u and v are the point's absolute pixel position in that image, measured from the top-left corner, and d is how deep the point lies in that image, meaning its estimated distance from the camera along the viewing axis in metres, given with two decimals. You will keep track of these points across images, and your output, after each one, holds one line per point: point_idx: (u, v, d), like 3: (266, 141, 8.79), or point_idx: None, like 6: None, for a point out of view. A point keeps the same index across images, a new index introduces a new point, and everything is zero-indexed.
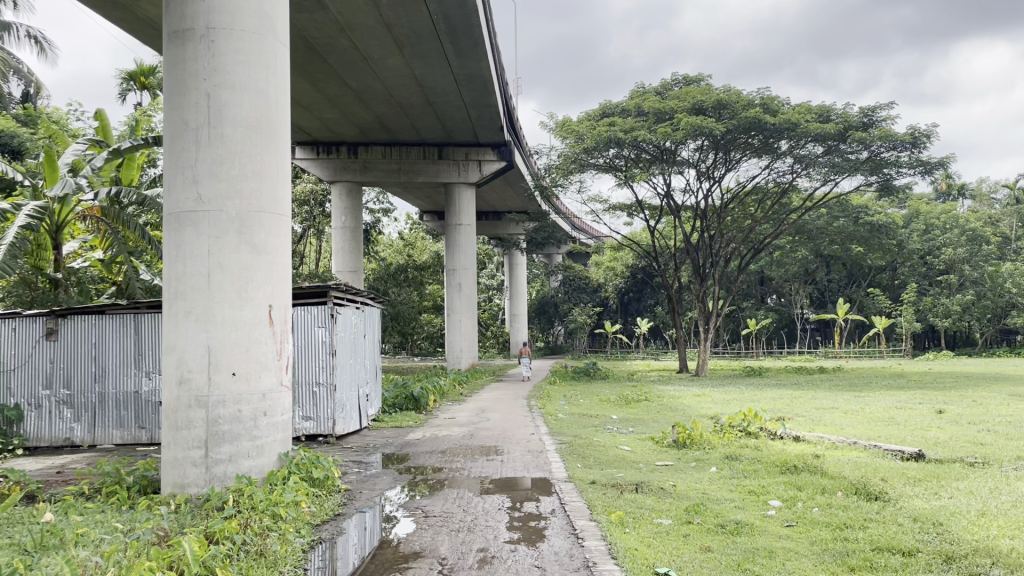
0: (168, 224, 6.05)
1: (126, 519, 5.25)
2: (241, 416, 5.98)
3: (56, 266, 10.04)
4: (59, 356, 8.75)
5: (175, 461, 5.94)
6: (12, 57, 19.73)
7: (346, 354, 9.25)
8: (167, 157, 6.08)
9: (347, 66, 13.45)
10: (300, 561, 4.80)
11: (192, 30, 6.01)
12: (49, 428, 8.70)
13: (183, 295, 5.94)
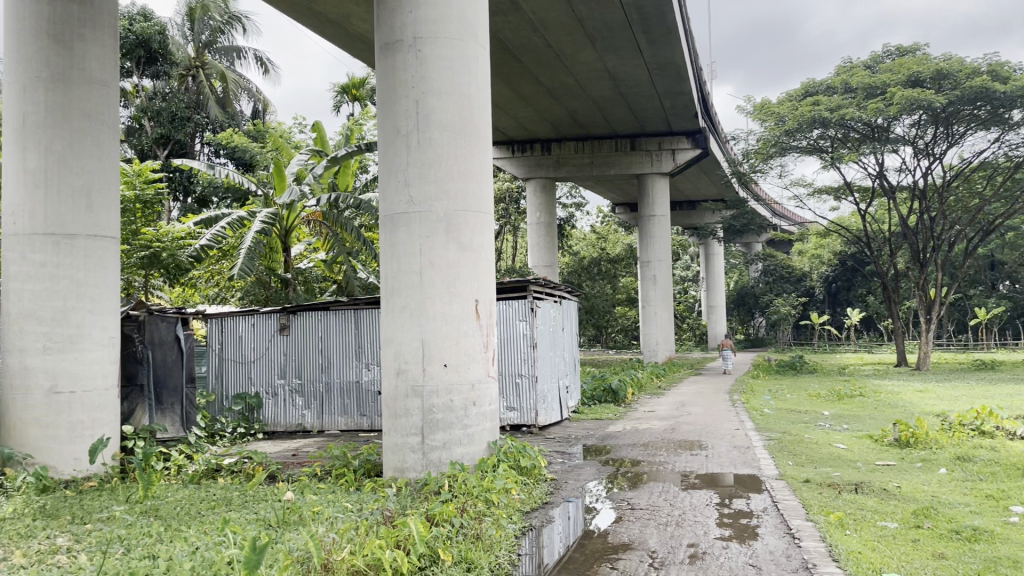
0: (384, 225, 6.45)
1: (354, 499, 5.66)
2: (453, 405, 6.26)
3: (286, 266, 11.04)
4: (291, 349, 9.59)
5: (395, 447, 6.34)
6: (244, 79, 21.95)
7: (546, 347, 9.44)
8: (382, 163, 6.49)
9: (540, 64, 13.68)
10: (514, 547, 4.95)
11: (401, 41, 6.36)
12: (284, 414, 9.56)
13: (398, 291, 6.32)
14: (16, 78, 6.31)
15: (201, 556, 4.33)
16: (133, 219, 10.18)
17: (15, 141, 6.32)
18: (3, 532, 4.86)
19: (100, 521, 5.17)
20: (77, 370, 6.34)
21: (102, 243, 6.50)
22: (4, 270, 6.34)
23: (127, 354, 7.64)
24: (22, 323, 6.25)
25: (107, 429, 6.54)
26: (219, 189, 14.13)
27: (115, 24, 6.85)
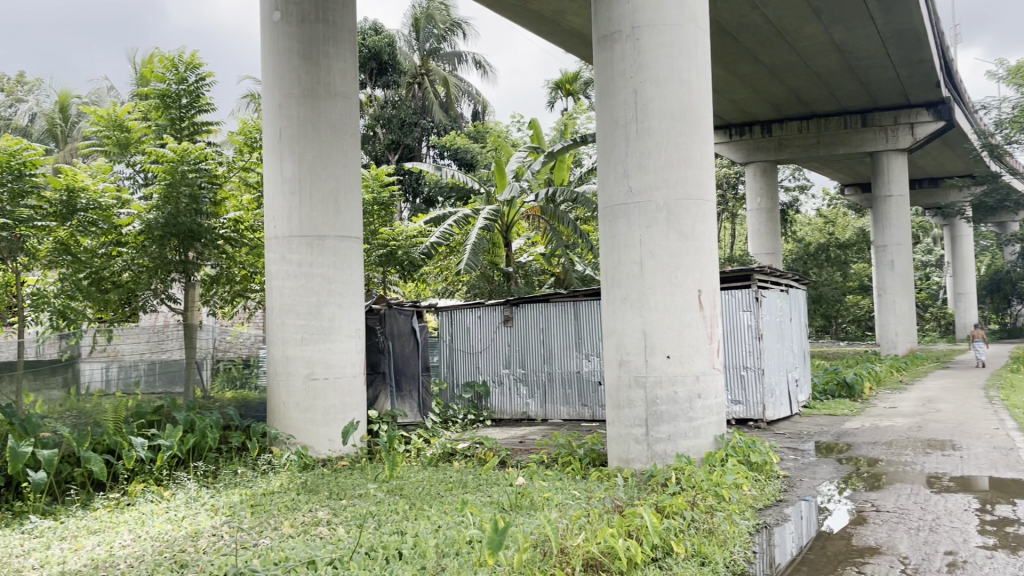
0: (605, 217, 6.49)
1: (581, 487, 5.75)
2: (677, 397, 6.15)
3: (508, 261, 11.50)
4: (514, 339, 9.93)
5: (619, 437, 6.36)
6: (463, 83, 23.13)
7: (773, 338, 9.09)
8: (602, 154, 6.53)
9: (760, 43, 13.13)
10: (748, 544, 4.78)
11: (619, 32, 6.35)
12: (509, 403, 9.91)
13: (619, 282, 6.33)
14: (273, 97, 7.02)
15: (443, 534, 4.61)
16: (371, 220, 10.41)
17: (273, 153, 7.04)
18: (274, 503, 5.47)
19: (355, 497, 5.65)
20: (329, 359, 6.96)
21: (347, 243, 7.11)
22: (268, 269, 7.10)
23: (372, 344, 8.28)
24: (283, 316, 6.96)
25: (355, 413, 7.14)
26: (444, 190, 14.92)
27: (354, 40, 7.42)
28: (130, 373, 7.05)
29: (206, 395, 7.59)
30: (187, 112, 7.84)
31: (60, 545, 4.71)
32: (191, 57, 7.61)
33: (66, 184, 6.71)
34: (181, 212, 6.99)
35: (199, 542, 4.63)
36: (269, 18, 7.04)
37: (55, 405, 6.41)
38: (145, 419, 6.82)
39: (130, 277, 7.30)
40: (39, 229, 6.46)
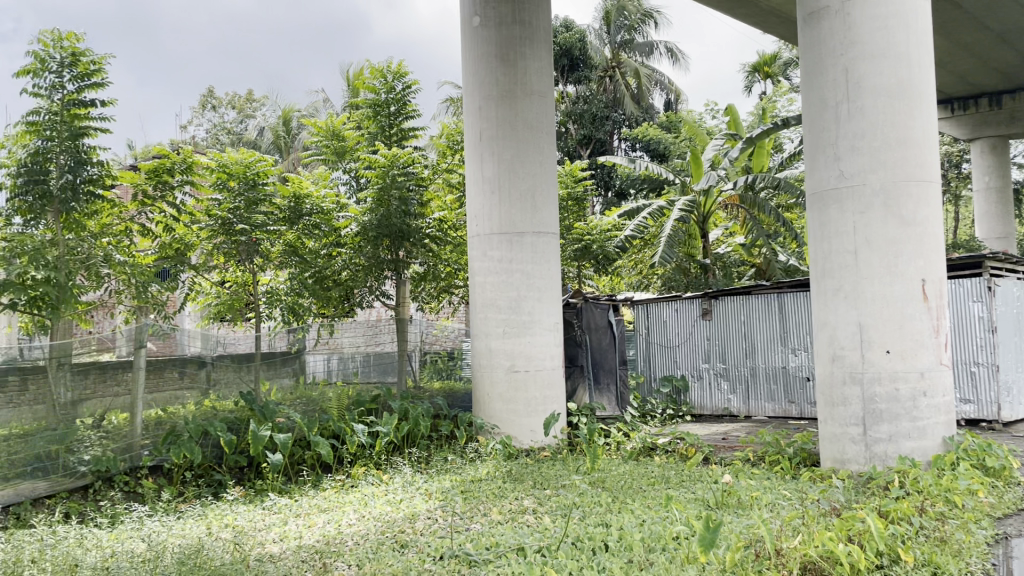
0: (813, 204, 6.16)
1: (792, 487, 5.48)
2: (899, 396, 5.73)
3: (705, 252, 11.30)
4: (714, 333, 9.71)
5: (833, 437, 6.03)
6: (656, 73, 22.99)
7: (1008, 331, 8.26)
8: (809, 138, 6.20)
9: (988, 6, 11.91)
10: (988, 556, 4.32)
11: (827, 7, 5.98)
12: (710, 398, 9.72)
13: (831, 273, 6.00)
14: (474, 99, 7.29)
15: (649, 529, 4.57)
16: (565, 215, 10.11)
17: (474, 154, 7.32)
18: (482, 490, 5.68)
19: (561, 487, 5.71)
20: (531, 353, 7.13)
21: (545, 239, 7.24)
22: (471, 266, 7.40)
23: (569, 338, 8.26)
24: (486, 311, 7.22)
25: (555, 405, 7.28)
26: (637, 182, 14.79)
27: (549, 38, 7.52)
28: (349, 363, 7.63)
29: (416, 385, 8.04)
30: (396, 119, 8.36)
31: (295, 521, 5.16)
32: (398, 66, 8.11)
33: (293, 193, 7.43)
34: (392, 213, 7.47)
35: (415, 525, 4.90)
36: (469, 24, 7.32)
37: (287, 393, 7.12)
38: (364, 406, 7.39)
39: (348, 276, 7.77)
40: (271, 232, 7.30)
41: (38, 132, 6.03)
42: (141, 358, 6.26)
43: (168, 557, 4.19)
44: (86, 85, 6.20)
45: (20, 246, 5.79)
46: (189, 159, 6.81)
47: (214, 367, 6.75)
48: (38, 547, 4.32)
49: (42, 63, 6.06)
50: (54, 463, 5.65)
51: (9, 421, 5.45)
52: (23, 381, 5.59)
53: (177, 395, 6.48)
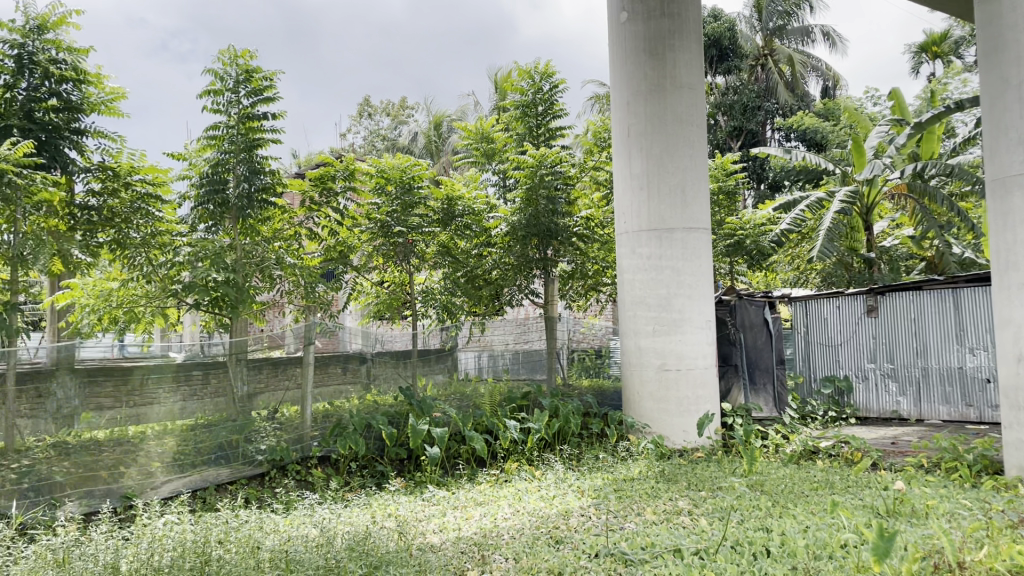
0: (994, 191, 5.69)
1: (973, 497, 5.08)
2: None
3: (869, 246, 10.67)
4: (880, 331, 9.16)
5: (1020, 444, 5.55)
6: (812, 59, 22.10)
7: None
8: (988, 121, 5.73)
9: None
10: None
11: None
12: (877, 400, 9.18)
13: (1015, 266, 5.52)
14: (622, 95, 7.25)
15: (814, 535, 4.37)
16: (716, 210, 9.80)
17: (622, 150, 7.28)
18: (635, 489, 5.59)
19: (719, 489, 5.56)
20: (682, 351, 7.01)
21: (696, 235, 7.09)
22: (620, 263, 7.37)
23: (722, 336, 8.13)
24: (635, 309, 7.17)
25: (708, 405, 7.13)
26: (793, 173, 14.21)
27: (700, 29, 7.33)
28: (498, 360, 7.77)
29: (566, 383, 8.12)
30: (543, 119, 8.45)
31: (453, 513, 5.32)
32: (546, 66, 8.16)
33: (446, 195, 7.68)
34: (540, 213, 7.57)
35: (570, 521, 4.91)
36: (616, 20, 7.27)
37: (442, 389, 7.41)
38: (516, 402, 7.63)
39: (498, 275, 7.88)
40: (426, 234, 7.65)
41: (218, 144, 6.55)
42: (310, 354, 6.67)
43: (339, 543, 4.41)
44: (259, 100, 6.65)
45: (203, 251, 6.25)
46: (350, 166, 7.18)
47: (374, 363, 7.07)
48: (224, 527, 4.65)
49: (221, 81, 6.55)
50: (234, 452, 6.11)
51: (195, 412, 5.90)
52: (205, 375, 5.98)
53: (342, 389, 6.84)
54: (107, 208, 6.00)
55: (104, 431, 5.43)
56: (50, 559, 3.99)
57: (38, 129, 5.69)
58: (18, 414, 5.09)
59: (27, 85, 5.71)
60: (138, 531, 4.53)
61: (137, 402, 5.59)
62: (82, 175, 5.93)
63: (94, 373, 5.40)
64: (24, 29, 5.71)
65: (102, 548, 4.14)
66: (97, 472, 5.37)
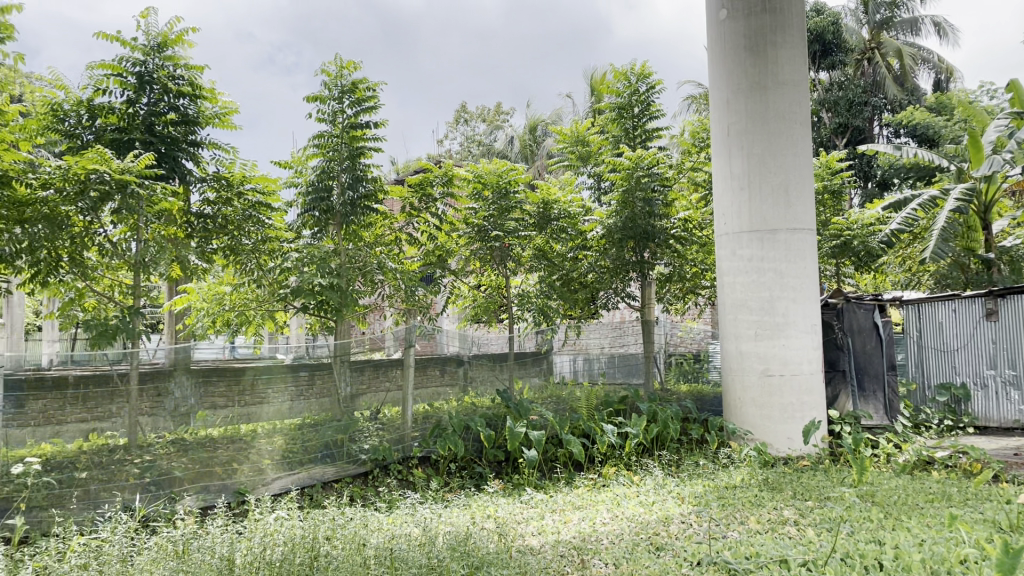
0: None
1: None
2: None
3: (988, 246, 10.08)
4: (1002, 336, 8.58)
5: None
6: (922, 51, 21.19)
7: None
8: None
9: None
10: None
11: None
12: (998, 410, 8.61)
13: None
14: (722, 94, 7.11)
15: (931, 549, 4.14)
16: (821, 210, 9.47)
17: (722, 150, 7.14)
18: (738, 497, 5.44)
19: (827, 500, 5.37)
20: (786, 355, 6.81)
21: (800, 236, 6.88)
22: (720, 266, 7.24)
23: (828, 341, 7.94)
24: (737, 312, 7.02)
25: (815, 412, 6.90)
26: (905, 171, 13.65)
27: (804, 24, 7.11)
28: (594, 364, 7.82)
29: (664, 388, 8.02)
30: (640, 120, 8.37)
31: (552, 516, 5.32)
32: (642, 67, 8.16)
33: (542, 199, 7.71)
34: (636, 215, 7.51)
35: (671, 528, 4.83)
36: (716, 17, 7.14)
37: (538, 392, 7.43)
38: (612, 407, 7.48)
39: (594, 278, 7.95)
40: (522, 238, 7.63)
41: (324, 152, 6.80)
42: (410, 356, 6.82)
43: (441, 542, 4.46)
44: (362, 110, 6.82)
45: (309, 256, 6.55)
46: (449, 172, 7.35)
47: (471, 366, 7.16)
48: (330, 525, 4.76)
49: (327, 91, 6.77)
50: (339, 451, 6.31)
51: (303, 412, 6.11)
52: (311, 375, 6.20)
53: (440, 391, 6.97)
54: (222, 216, 6.28)
55: (218, 429, 5.67)
56: (171, 550, 4.18)
57: (158, 142, 6.04)
58: (141, 411, 5.39)
59: (148, 101, 6.05)
60: (251, 526, 4.68)
61: (249, 401, 5.83)
62: (198, 185, 6.25)
63: (208, 373, 5.66)
64: (146, 47, 6.04)
65: (218, 541, 4.31)
66: (212, 467, 5.62)
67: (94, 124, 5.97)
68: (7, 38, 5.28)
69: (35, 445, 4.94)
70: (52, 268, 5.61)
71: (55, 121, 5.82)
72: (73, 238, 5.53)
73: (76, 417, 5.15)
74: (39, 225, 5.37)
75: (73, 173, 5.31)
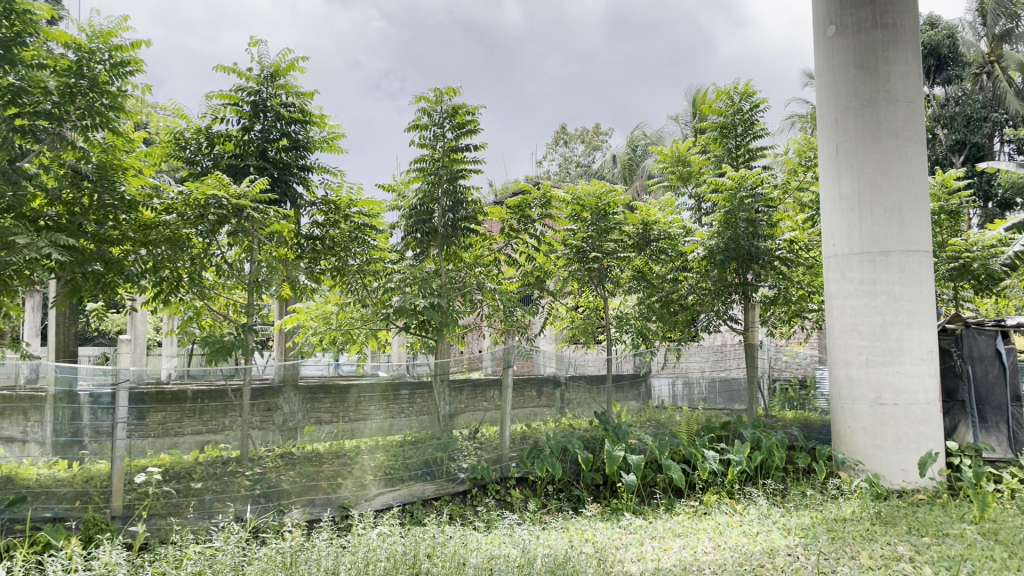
0: None
1: None
2: None
3: None
4: None
5: None
6: None
7: None
8: None
9: None
10: None
11: None
12: None
13: None
14: (830, 112, 6.91)
15: None
16: (937, 231, 9.07)
17: (831, 169, 6.92)
18: (848, 531, 5.20)
19: (946, 536, 5.08)
20: (900, 384, 6.52)
21: (915, 258, 6.58)
22: (828, 288, 7.00)
23: (946, 369, 7.53)
24: (846, 337, 6.77)
25: (932, 443, 6.56)
26: None
27: (918, 39, 6.85)
28: (695, 389, 7.66)
29: (768, 414, 7.81)
30: (743, 139, 8.21)
31: (651, 544, 5.21)
32: (745, 86, 8.01)
33: (642, 220, 7.65)
34: (739, 236, 7.35)
35: (776, 560, 4.65)
36: (824, 34, 6.97)
37: (636, 415, 7.36)
38: (715, 433, 7.29)
39: (694, 300, 7.81)
40: (621, 259, 7.56)
41: (424, 176, 6.96)
42: (508, 376, 6.82)
43: (539, 564, 4.42)
44: (463, 133, 6.94)
45: (413, 277, 6.68)
46: (547, 194, 7.47)
47: (569, 388, 7.13)
48: (430, 543, 4.78)
49: (427, 117, 6.93)
50: (439, 469, 6.38)
51: (404, 429, 6.23)
52: (412, 394, 6.30)
53: (537, 411, 6.96)
54: (329, 238, 6.52)
55: (324, 444, 5.83)
56: (279, 562, 4.27)
57: (272, 167, 6.30)
58: (252, 425, 5.63)
59: (261, 128, 6.33)
60: (353, 540, 4.74)
61: (352, 418, 5.98)
62: (308, 208, 6.51)
63: (315, 390, 5.83)
64: (259, 77, 6.31)
65: (325, 554, 4.40)
66: (318, 481, 5.76)
67: (213, 151, 6.35)
68: (137, 71, 5.59)
69: (155, 455, 5.25)
70: (173, 286, 5.93)
71: (178, 149, 6.25)
72: (193, 259, 5.82)
73: (193, 429, 5.43)
74: (162, 246, 5.65)
75: (194, 198, 5.58)
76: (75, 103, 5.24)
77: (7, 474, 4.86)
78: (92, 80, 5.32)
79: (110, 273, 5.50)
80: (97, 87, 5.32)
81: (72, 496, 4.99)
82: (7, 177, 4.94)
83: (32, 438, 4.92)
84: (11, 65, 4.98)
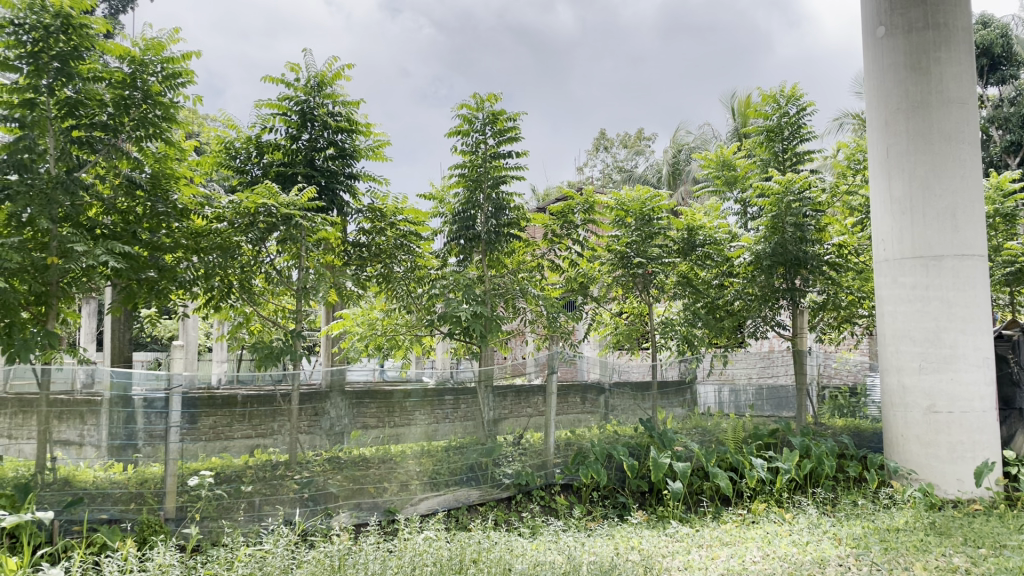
0: None
1: None
2: None
3: None
4: None
5: None
6: None
7: None
8: None
9: None
10: None
11: None
12: None
13: None
14: (878, 114, 6.79)
15: None
16: (992, 235, 8.82)
17: (881, 172, 6.79)
18: (902, 541, 5.08)
19: (1003, 548, 4.93)
20: (954, 391, 6.37)
21: (969, 262, 6.44)
22: (879, 294, 6.86)
23: (1003, 376, 7.36)
24: (898, 344, 6.63)
25: (988, 453, 6.41)
26: None
27: (970, 38, 6.74)
28: (741, 396, 7.58)
29: (818, 422, 7.71)
30: (789, 143, 8.14)
31: (699, 552, 5.15)
32: (792, 89, 7.94)
33: (686, 225, 7.65)
34: (787, 241, 7.24)
35: (827, 570, 4.57)
36: (872, 35, 6.86)
37: (682, 422, 7.30)
38: (762, 440, 7.27)
39: (740, 306, 7.75)
40: (666, 265, 7.52)
41: (464, 181, 6.99)
42: (551, 382, 6.85)
43: (585, 571, 4.39)
44: (504, 140, 6.96)
45: (455, 283, 6.69)
46: (590, 199, 7.36)
47: (612, 394, 7.09)
48: (477, 548, 4.78)
49: (469, 124, 6.96)
50: (484, 475, 6.40)
51: (449, 434, 6.26)
52: (456, 400, 6.32)
53: (581, 418, 6.92)
54: (376, 245, 6.61)
55: (370, 449, 5.87)
56: (328, 565, 4.32)
57: (319, 175, 6.39)
58: (300, 429, 5.75)
59: (308, 137, 6.45)
60: (399, 545, 4.74)
61: (397, 422, 6.03)
62: (355, 216, 6.57)
63: (362, 395, 5.91)
64: (307, 87, 6.40)
65: (372, 558, 4.42)
66: (364, 485, 5.81)
67: (262, 160, 6.48)
68: (188, 82, 5.70)
69: (207, 458, 5.35)
70: (223, 294, 6.10)
71: (228, 158, 6.38)
72: (243, 266, 6.00)
73: (243, 433, 5.53)
74: (214, 254, 5.84)
75: (244, 207, 5.68)
76: (129, 115, 5.39)
77: (66, 476, 4.97)
78: (145, 92, 5.41)
79: (163, 280, 5.64)
80: (150, 98, 5.43)
81: (127, 498, 5.10)
82: (64, 187, 5.06)
83: (88, 442, 5.03)
84: (69, 78, 5.09)
